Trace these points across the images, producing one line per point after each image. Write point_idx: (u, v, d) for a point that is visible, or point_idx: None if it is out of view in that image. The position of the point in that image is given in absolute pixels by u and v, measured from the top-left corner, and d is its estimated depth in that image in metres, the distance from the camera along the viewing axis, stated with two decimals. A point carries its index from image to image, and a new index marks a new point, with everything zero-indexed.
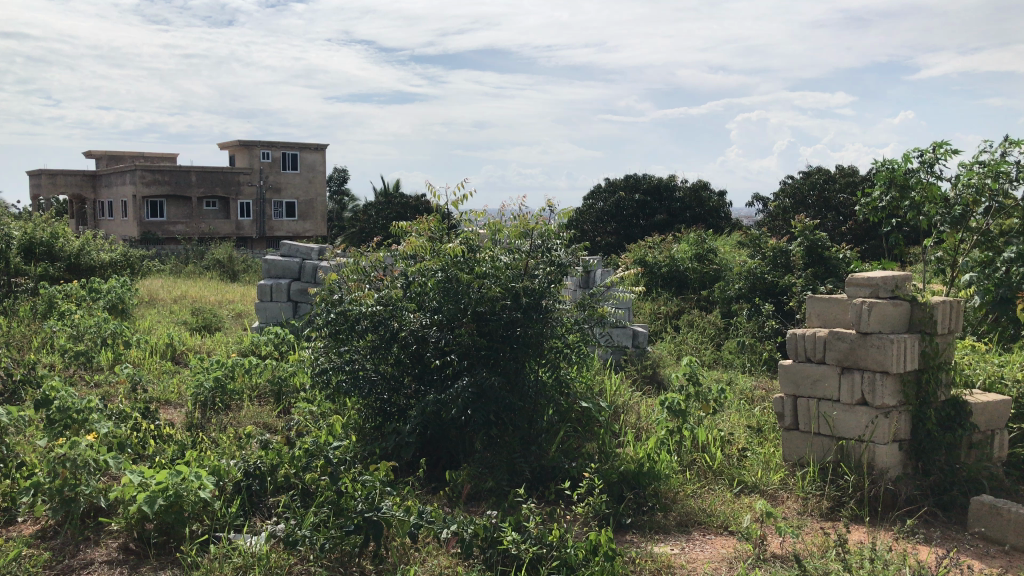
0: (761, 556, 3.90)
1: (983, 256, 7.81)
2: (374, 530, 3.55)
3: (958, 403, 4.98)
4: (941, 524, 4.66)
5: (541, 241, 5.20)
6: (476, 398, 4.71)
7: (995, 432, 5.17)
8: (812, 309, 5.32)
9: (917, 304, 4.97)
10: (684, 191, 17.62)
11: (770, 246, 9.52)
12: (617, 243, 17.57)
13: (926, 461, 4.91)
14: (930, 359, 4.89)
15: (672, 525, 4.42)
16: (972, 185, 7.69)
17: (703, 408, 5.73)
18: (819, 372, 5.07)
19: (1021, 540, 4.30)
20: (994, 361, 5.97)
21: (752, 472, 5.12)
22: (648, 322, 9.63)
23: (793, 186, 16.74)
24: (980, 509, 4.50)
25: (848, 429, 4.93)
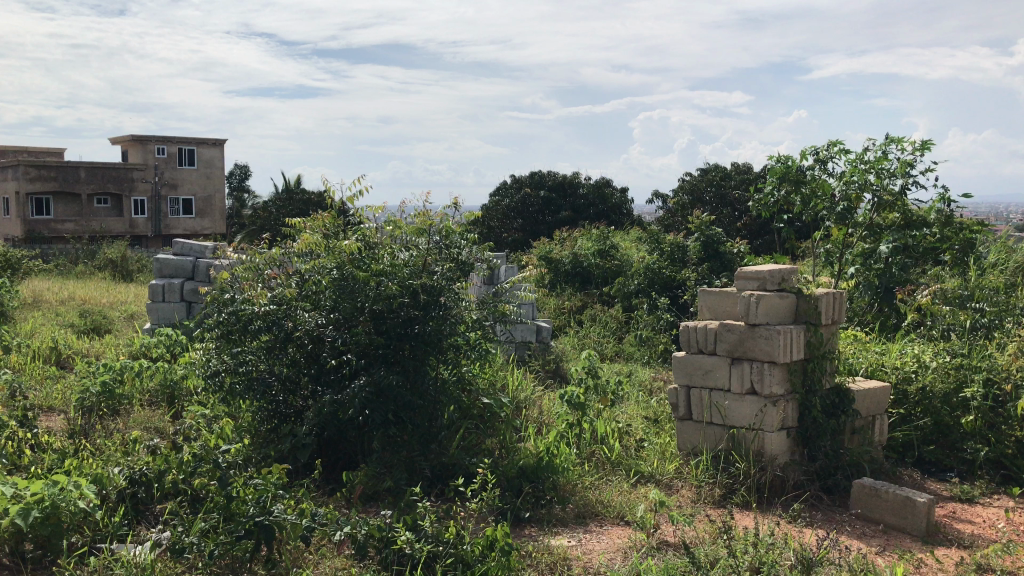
0: (654, 545, 3.99)
1: (865, 249, 8.21)
2: (265, 535, 3.46)
3: (842, 390, 5.18)
4: (826, 507, 4.86)
5: (439, 238, 5.22)
6: (374, 397, 4.67)
7: (876, 417, 5.42)
8: (705, 303, 5.46)
9: (803, 296, 5.16)
10: (588, 188, 17.85)
11: (668, 241, 9.77)
12: (523, 239, 17.69)
13: (812, 447, 5.10)
14: (815, 349, 5.09)
15: (570, 517, 4.47)
16: (855, 182, 8.10)
17: (601, 402, 5.82)
18: (711, 363, 5.22)
19: (896, 519, 4.55)
20: (875, 350, 6.26)
21: (648, 463, 5.24)
22: (552, 317, 9.72)
23: (692, 183, 17.14)
24: (861, 492, 4.73)
25: (739, 418, 5.09)
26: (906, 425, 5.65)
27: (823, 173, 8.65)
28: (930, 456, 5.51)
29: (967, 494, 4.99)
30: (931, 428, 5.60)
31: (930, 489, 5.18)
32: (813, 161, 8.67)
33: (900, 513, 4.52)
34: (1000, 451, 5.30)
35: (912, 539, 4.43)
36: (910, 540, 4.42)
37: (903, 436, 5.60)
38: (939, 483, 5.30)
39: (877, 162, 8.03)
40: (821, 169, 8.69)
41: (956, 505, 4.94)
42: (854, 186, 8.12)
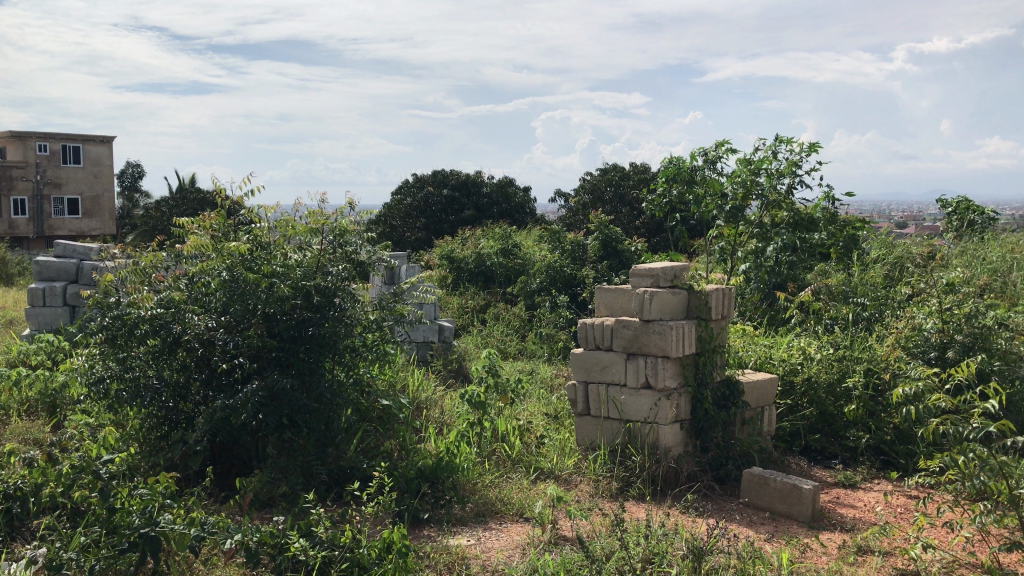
0: (551, 541, 4.02)
1: (754, 247, 8.53)
2: (151, 547, 3.34)
3: (732, 383, 5.35)
4: (718, 496, 5.01)
5: (333, 237, 5.14)
6: (267, 401, 4.57)
7: (765, 408, 5.62)
8: (601, 300, 5.55)
9: (694, 292, 5.30)
10: (491, 187, 17.89)
11: (569, 240, 9.90)
12: (425, 238, 17.62)
13: (704, 438, 5.26)
14: (706, 343, 5.23)
15: (469, 516, 4.47)
16: (741, 180, 8.43)
17: (501, 400, 5.81)
18: (608, 359, 5.29)
19: (784, 506, 4.72)
20: (763, 343, 6.48)
21: (548, 459, 5.28)
22: (455, 316, 9.69)
23: (592, 182, 17.37)
24: (751, 481, 4.90)
25: (634, 412, 5.19)
26: (793, 416, 5.87)
27: (712, 173, 8.92)
28: (815, 444, 5.74)
29: (850, 479, 5.23)
30: (817, 418, 5.83)
31: (815, 476, 5.40)
32: (703, 162, 8.92)
33: (787, 500, 4.70)
34: (879, 438, 5.56)
35: (799, 524, 4.61)
36: (797, 525, 4.60)
37: (791, 426, 5.82)
38: (824, 470, 5.53)
39: (763, 162, 8.37)
40: (710, 170, 8.97)
41: (840, 490, 5.16)
42: (743, 186, 8.43)
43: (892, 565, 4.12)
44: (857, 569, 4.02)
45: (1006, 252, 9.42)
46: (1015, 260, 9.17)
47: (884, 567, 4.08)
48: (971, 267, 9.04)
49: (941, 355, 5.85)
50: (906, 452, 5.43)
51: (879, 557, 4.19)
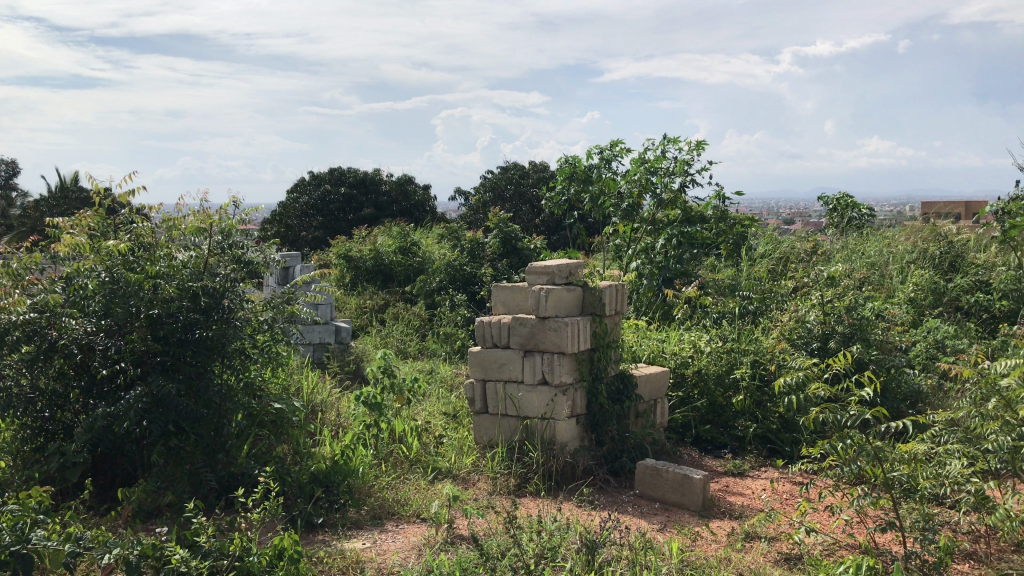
0: (448, 540, 4.01)
1: (647, 243, 8.77)
2: (22, 565, 3.15)
3: (625, 377, 5.46)
4: (612, 489, 5.10)
5: (220, 236, 4.99)
6: (151, 407, 4.39)
7: (657, 402, 5.75)
8: (497, 298, 5.54)
9: (588, 289, 5.37)
10: (390, 185, 17.68)
11: (467, 239, 9.89)
12: (323, 238, 17.33)
13: (599, 432, 5.34)
14: (600, 338, 5.31)
15: (365, 519, 4.41)
16: (637, 179, 8.80)
17: (398, 400, 5.74)
18: (505, 357, 5.30)
19: (677, 497, 4.85)
20: (656, 337, 6.63)
21: (445, 458, 5.26)
22: (353, 317, 9.55)
23: (492, 181, 17.42)
24: (644, 473, 5.01)
25: (532, 408, 5.22)
26: (685, 407, 6.03)
27: (608, 172, 9.09)
28: (706, 435, 5.91)
29: (739, 468, 5.41)
30: (707, 409, 6.01)
31: (706, 466, 5.56)
32: (598, 160, 9.08)
33: (679, 490, 4.83)
34: (766, 427, 5.77)
35: (690, 513, 4.74)
36: (688, 515, 4.72)
37: (682, 418, 5.97)
38: (715, 459, 5.70)
39: (656, 161, 8.77)
40: (605, 168, 9.14)
41: (729, 479, 5.33)
42: (637, 184, 8.79)
43: (777, 549, 4.27)
44: (744, 555, 4.15)
45: (883, 246, 9.93)
46: (890, 254, 9.68)
47: (770, 552, 4.23)
48: (851, 261, 9.49)
49: (823, 345, 6.11)
50: (791, 439, 5.66)
51: (765, 542, 4.34)
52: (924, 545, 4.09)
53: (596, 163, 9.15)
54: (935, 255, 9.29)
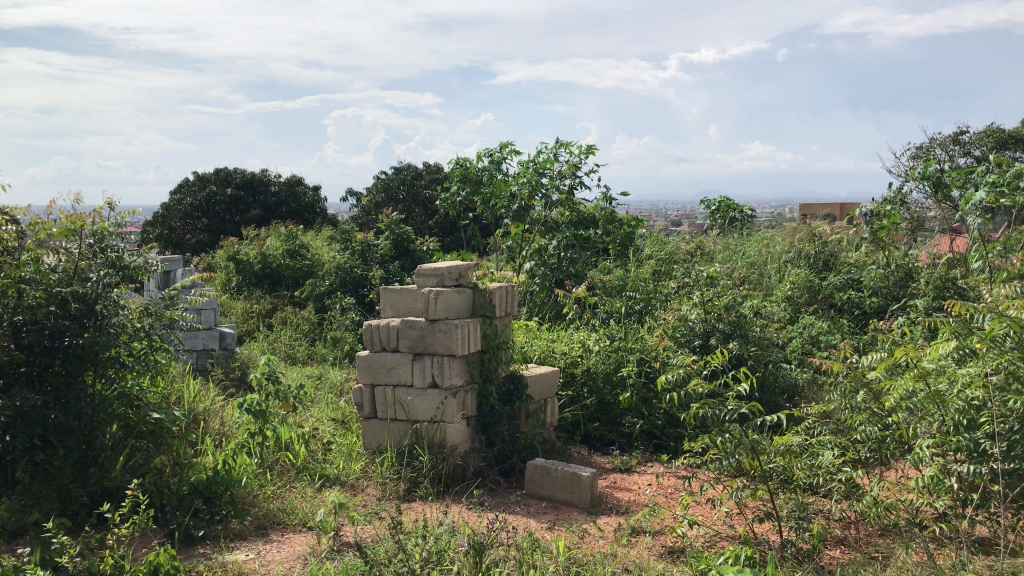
0: (334, 548, 3.94)
1: (537, 245, 8.87)
2: None
3: (516, 377, 5.48)
4: (502, 490, 5.11)
5: (94, 240, 4.69)
6: (15, 421, 4.18)
7: (547, 401, 5.81)
8: (386, 301, 5.47)
9: (478, 290, 5.36)
10: (279, 186, 17.32)
11: (358, 241, 9.76)
12: (208, 241, 16.80)
13: (489, 433, 5.34)
14: (490, 340, 5.32)
15: (249, 530, 4.29)
16: (528, 182, 8.93)
17: (284, 407, 5.59)
18: (394, 360, 5.24)
19: (566, 495, 4.90)
20: (546, 337, 6.69)
21: (334, 465, 5.17)
22: (239, 322, 9.28)
23: (385, 182, 17.26)
24: (534, 472, 5.05)
25: (421, 412, 5.18)
26: (574, 406, 6.12)
27: (500, 174, 9.15)
28: (595, 432, 6.01)
29: (626, 464, 5.52)
30: (596, 407, 6.12)
31: (595, 463, 5.64)
32: (488, 162, 9.12)
33: (568, 488, 4.89)
34: (652, 423, 5.91)
35: (578, 511, 4.80)
36: (577, 512, 4.78)
37: (572, 416, 6.05)
38: (603, 456, 5.80)
39: (546, 164, 8.90)
40: (496, 171, 9.20)
41: (617, 475, 5.43)
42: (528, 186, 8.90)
43: (661, 543, 4.38)
44: (630, 550, 4.23)
45: (762, 246, 10.33)
46: (769, 253, 10.08)
47: (654, 546, 4.33)
48: (733, 261, 9.84)
49: (704, 342, 6.32)
50: (676, 435, 5.81)
51: (650, 537, 4.44)
52: (799, 533, 4.27)
53: (487, 165, 9.20)
54: (810, 255, 9.71)
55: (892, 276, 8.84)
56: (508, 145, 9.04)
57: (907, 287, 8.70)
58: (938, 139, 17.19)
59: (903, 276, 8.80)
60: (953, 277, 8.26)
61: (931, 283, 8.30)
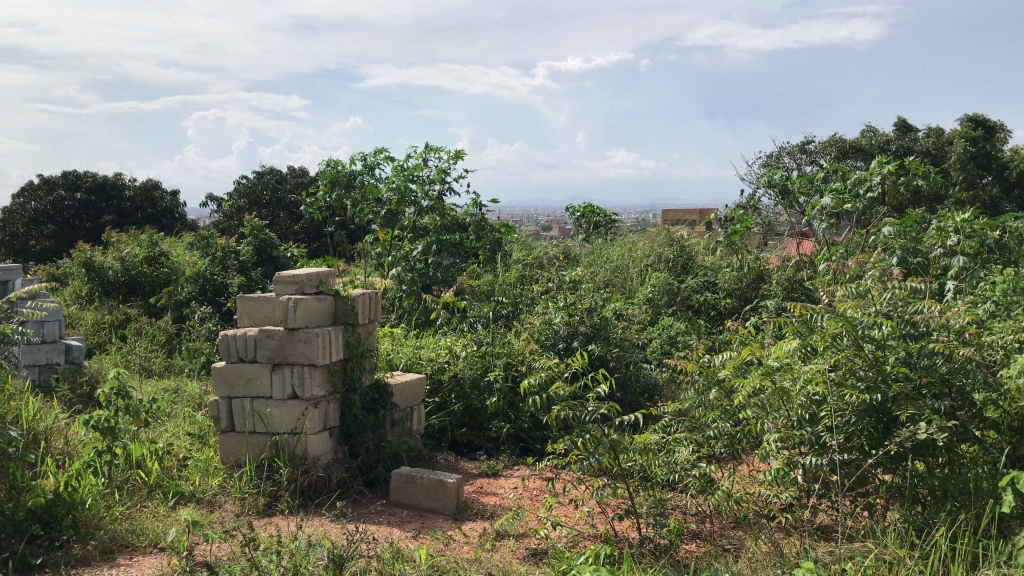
0: (186, 569, 3.78)
1: (405, 250, 8.85)
2: None
3: (380, 386, 5.40)
4: (366, 501, 5.04)
5: None
6: None
7: (414, 408, 5.76)
8: (243, 310, 5.29)
9: (340, 298, 5.25)
10: (134, 190, 16.52)
11: (219, 248, 9.41)
12: (56, 249, 15.81)
13: (353, 443, 5.25)
14: (353, 348, 5.23)
15: (94, 555, 4.05)
16: (397, 188, 8.85)
17: (135, 422, 5.29)
18: (252, 371, 5.07)
19: (432, 502, 4.88)
20: (412, 344, 6.64)
21: (189, 482, 4.95)
22: (89, 334, 8.78)
23: (248, 186, 16.68)
24: (400, 481, 5.00)
25: (281, 423, 5.03)
26: (441, 412, 6.08)
27: (370, 179, 9.02)
28: (462, 438, 6.00)
29: (492, 468, 5.54)
30: (463, 413, 6.11)
31: (462, 469, 5.64)
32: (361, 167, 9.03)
33: (434, 496, 4.87)
34: (518, 426, 5.97)
35: (444, 517, 4.79)
36: (442, 519, 4.77)
37: (439, 423, 6.03)
38: (469, 461, 5.80)
39: (417, 170, 8.84)
40: (368, 175, 9.08)
41: (483, 480, 5.44)
42: (398, 192, 8.83)
43: (525, 545, 4.42)
44: (493, 554, 4.26)
45: (625, 250, 10.60)
46: (631, 258, 10.35)
47: (518, 549, 4.37)
48: (596, 265, 10.09)
49: (568, 345, 6.43)
50: (541, 437, 5.90)
51: (513, 540, 4.48)
52: (656, 530, 4.41)
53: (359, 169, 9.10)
54: (668, 259, 10.05)
55: (745, 278, 9.30)
56: (381, 150, 9.01)
57: (758, 288, 9.22)
58: (786, 148, 18.17)
59: (755, 278, 9.32)
60: (799, 278, 8.83)
61: (780, 285, 8.82)
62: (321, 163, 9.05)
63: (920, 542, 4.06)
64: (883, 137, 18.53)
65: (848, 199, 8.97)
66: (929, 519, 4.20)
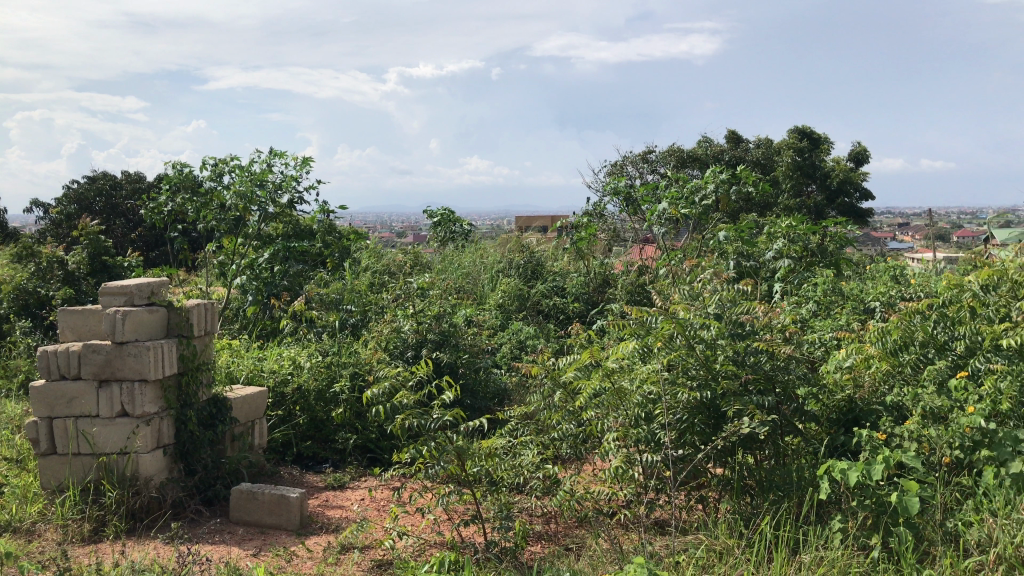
0: None
1: (251, 259, 8.57)
2: None
3: (218, 400, 5.19)
4: (204, 521, 4.84)
5: None
6: None
7: (255, 422, 5.58)
8: (66, 324, 4.96)
9: (173, 309, 5.02)
10: None
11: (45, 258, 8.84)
12: None
13: (190, 461, 5.02)
14: (188, 361, 5.00)
15: None
16: (242, 193, 8.23)
17: None
18: (76, 389, 4.76)
19: (275, 517, 4.74)
20: (254, 355, 6.43)
21: (6, 510, 4.60)
22: None
23: (77, 191, 15.76)
24: (240, 498, 4.83)
25: (109, 443, 4.74)
26: (285, 426, 5.92)
27: (215, 185, 8.62)
28: (307, 451, 5.87)
29: (339, 481, 5.45)
30: (307, 425, 5.99)
31: (306, 482, 5.51)
32: (210, 173, 8.64)
33: (276, 511, 4.73)
34: (365, 437, 5.92)
35: (287, 533, 4.66)
36: (285, 535, 4.64)
37: (283, 436, 5.87)
38: (315, 474, 5.68)
39: (266, 176, 8.35)
40: (217, 182, 8.68)
41: (329, 493, 5.34)
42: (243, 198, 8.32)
43: (370, 557, 4.36)
44: (337, 568, 4.18)
45: (476, 256, 10.65)
46: (482, 263, 10.38)
47: (363, 561, 4.31)
48: (447, 270, 10.08)
49: (416, 353, 6.42)
50: (389, 447, 5.86)
51: (358, 552, 4.41)
52: (501, 534, 4.44)
53: (208, 176, 8.66)
54: (519, 264, 10.26)
55: (591, 282, 9.72)
56: (232, 156, 8.73)
57: (604, 292, 9.60)
58: (630, 157, 18.90)
59: (600, 283, 9.71)
60: (641, 283, 9.23)
61: (624, 289, 9.20)
62: (167, 164, 8.59)
63: (747, 531, 4.26)
64: (718, 147, 19.53)
65: (683, 205, 9.39)
66: (755, 508, 4.43)
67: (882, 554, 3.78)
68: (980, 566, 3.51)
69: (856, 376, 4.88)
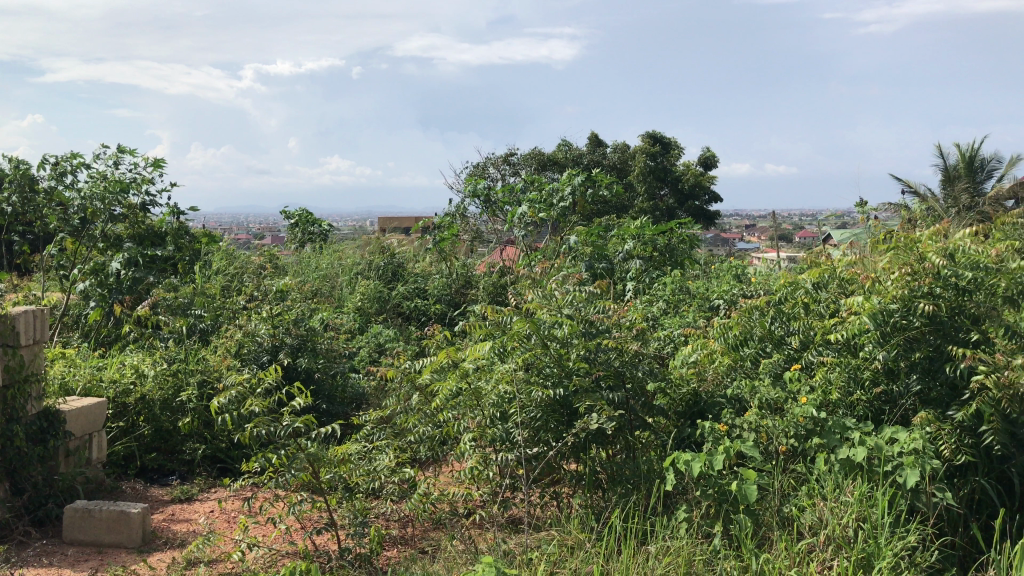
0: None
1: (95, 264, 7.95)
2: None
3: (50, 413, 4.87)
4: (35, 543, 4.53)
5: None
6: None
7: (92, 436, 5.26)
8: None
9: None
10: None
11: None
12: None
13: (18, 479, 4.69)
14: (15, 373, 4.66)
15: None
16: (96, 194, 7.83)
17: None
18: None
19: (113, 535, 4.49)
20: (92, 364, 6.06)
21: None
22: None
23: None
24: (74, 516, 4.55)
25: None
26: (126, 438, 5.63)
27: (57, 185, 8.09)
28: (152, 463, 5.61)
29: (186, 493, 5.22)
30: (152, 436, 5.72)
31: (150, 497, 5.25)
32: (51, 172, 8.08)
33: (115, 529, 4.48)
34: (215, 446, 5.72)
35: (127, 551, 4.43)
36: (125, 553, 4.40)
37: (124, 449, 5.57)
38: (161, 487, 5.43)
39: (126, 182, 8.01)
40: (59, 182, 8.16)
41: (175, 506, 5.10)
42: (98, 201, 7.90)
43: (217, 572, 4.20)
44: None
45: (334, 258, 10.46)
46: (341, 265, 10.19)
47: None
48: (305, 273, 9.80)
49: (271, 358, 6.23)
50: (240, 456, 5.69)
51: (204, 567, 4.23)
52: (356, 540, 4.38)
53: (48, 176, 8.13)
54: (379, 266, 10.17)
55: (454, 283, 9.75)
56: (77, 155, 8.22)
57: (465, 294, 9.64)
58: (490, 159, 19.00)
59: (462, 284, 9.74)
60: (502, 284, 9.33)
61: (485, 290, 9.28)
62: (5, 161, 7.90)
63: (597, 525, 4.37)
64: (576, 150, 19.98)
65: (542, 207, 9.61)
66: (606, 502, 4.55)
67: (723, 541, 3.96)
68: (811, 547, 3.73)
69: (700, 371, 5.09)
